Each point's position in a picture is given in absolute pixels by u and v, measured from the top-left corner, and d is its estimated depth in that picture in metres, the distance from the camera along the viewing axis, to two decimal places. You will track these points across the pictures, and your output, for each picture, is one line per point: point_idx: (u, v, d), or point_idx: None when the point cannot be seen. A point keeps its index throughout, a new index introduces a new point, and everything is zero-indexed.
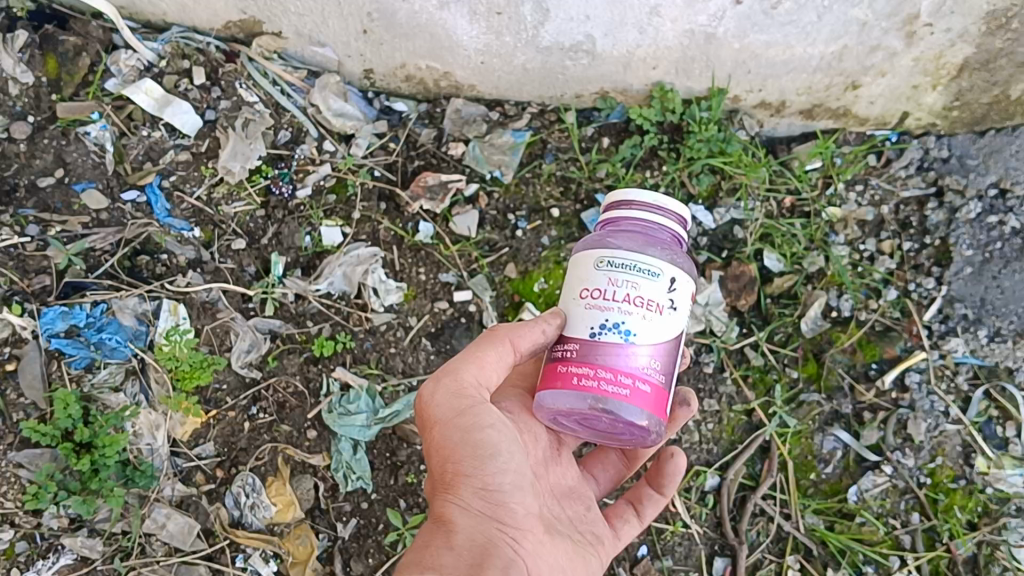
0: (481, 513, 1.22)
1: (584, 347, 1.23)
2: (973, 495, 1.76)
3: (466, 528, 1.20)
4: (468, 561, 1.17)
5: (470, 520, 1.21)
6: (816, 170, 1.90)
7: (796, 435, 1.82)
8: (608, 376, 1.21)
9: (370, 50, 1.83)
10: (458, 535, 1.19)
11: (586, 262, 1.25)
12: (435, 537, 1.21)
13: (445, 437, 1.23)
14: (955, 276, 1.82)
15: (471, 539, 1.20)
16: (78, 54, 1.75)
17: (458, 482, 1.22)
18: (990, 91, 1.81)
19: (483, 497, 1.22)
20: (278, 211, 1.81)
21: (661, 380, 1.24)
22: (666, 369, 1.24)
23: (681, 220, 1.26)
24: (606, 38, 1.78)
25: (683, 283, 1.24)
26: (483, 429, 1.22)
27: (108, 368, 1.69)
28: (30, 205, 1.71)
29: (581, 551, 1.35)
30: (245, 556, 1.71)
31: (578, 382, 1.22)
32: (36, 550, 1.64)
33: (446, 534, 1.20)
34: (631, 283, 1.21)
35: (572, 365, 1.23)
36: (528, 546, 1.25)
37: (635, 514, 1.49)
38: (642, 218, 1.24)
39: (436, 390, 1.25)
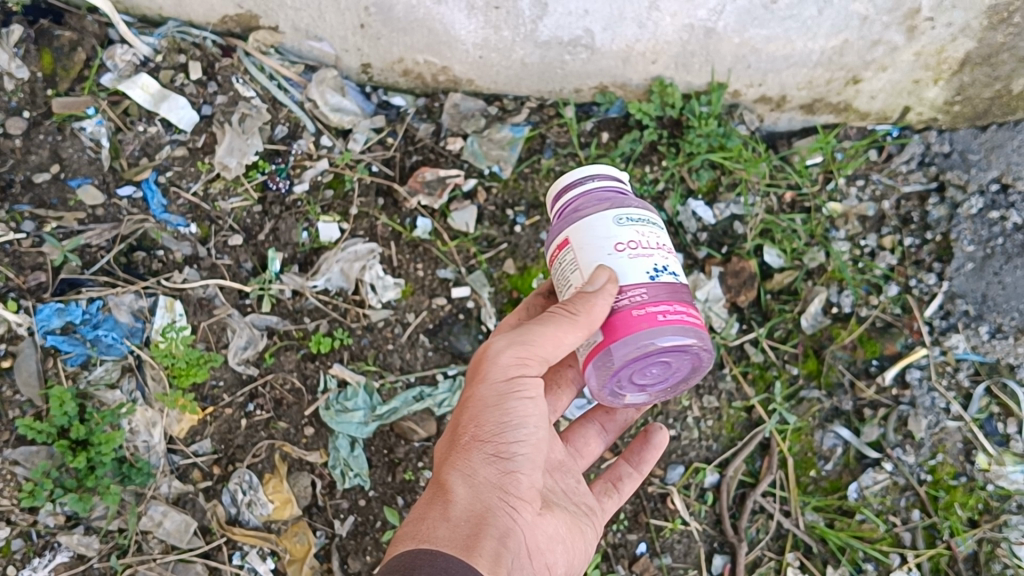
0: (487, 481, 1.21)
1: (652, 289, 1.19)
2: (973, 492, 1.75)
3: (467, 497, 1.19)
4: (465, 532, 1.15)
5: (473, 489, 1.20)
6: (817, 165, 1.90)
7: (796, 432, 1.81)
8: (685, 309, 1.20)
9: (368, 45, 1.82)
10: (455, 506, 1.19)
11: (601, 223, 1.22)
12: (433, 506, 1.19)
13: (484, 398, 1.23)
14: (957, 272, 1.82)
15: (470, 508, 1.18)
16: (73, 49, 1.74)
17: (475, 447, 1.22)
18: (991, 86, 1.79)
19: (495, 464, 1.22)
20: (275, 207, 1.80)
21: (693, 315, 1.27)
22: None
23: None
24: (605, 32, 1.76)
25: None
26: (520, 398, 1.23)
27: (104, 365, 1.68)
28: (26, 201, 1.70)
29: (575, 526, 1.34)
30: (242, 553, 1.69)
31: (665, 319, 1.18)
32: (32, 548, 1.63)
33: (444, 504, 1.19)
34: (655, 230, 1.25)
35: (650, 306, 1.18)
36: (530, 516, 1.24)
37: (614, 491, 1.46)
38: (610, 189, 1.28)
39: (506, 351, 1.23)
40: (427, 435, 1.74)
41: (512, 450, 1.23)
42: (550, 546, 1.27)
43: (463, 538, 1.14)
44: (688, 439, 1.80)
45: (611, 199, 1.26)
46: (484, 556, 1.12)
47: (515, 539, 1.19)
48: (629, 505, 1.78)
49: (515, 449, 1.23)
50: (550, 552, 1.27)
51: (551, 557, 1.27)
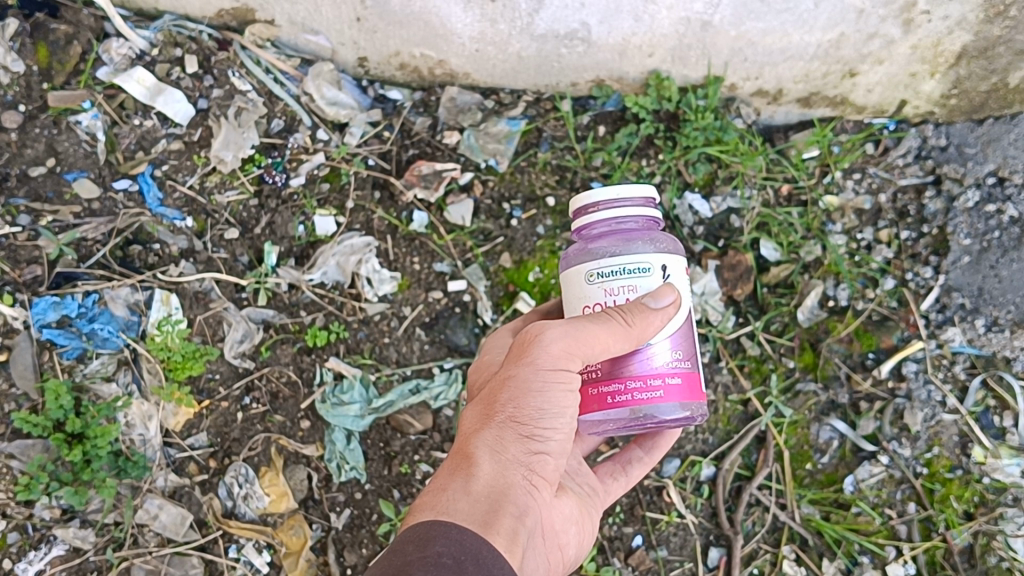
0: (513, 459, 1.20)
1: (608, 365, 1.25)
2: (969, 486, 1.75)
3: (490, 471, 1.18)
4: (482, 508, 1.14)
5: (497, 464, 1.19)
6: (814, 158, 1.90)
7: (792, 425, 1.81)
8: (638, 385, 1.24)
9: (364, 38, 1.82)
10: (477, 480, 1.17)
11: (575, 278, 1.27)
12: (455, 476, 1.17)
13: (527, 379, 1.20)
14: (953, 265, 1.81)
15: (491, 482, 1.17)
16: (69, 43, 1.74)
17: (509, 426, 1.20)
18: (988, 79, 1.78)
19: (523, 446, 1.20)
20: (272, 200, 1.80)
21: (685, 366, 1.28)
22: (689, 355, 1.29)
23: (643, 201, 1.27)
24: (601, 26, 1.76)
25: (673, 263, 1.27)
26: (563, 389, 1.21)
27: (100, 359, 1.69)
28: (22, 194, 1.70)
29: (586, 509, 1.39)
30: (238, 546, 1.70)
31: (613, 400, 1.25)
32: (28, 541, 1.64)
33: (467, 477, 1.17)
34: (638, 277, 1.25)
35: (601, 385, 1.26)
36: (545, 500, 1.24)
37: (620, 475, 1.49)
38: (610, 215, 1.26)
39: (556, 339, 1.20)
40: (423, 428, 1.74)
41: (542, 433, 1.21)
42: (557, 528, 1.29)
43: (482, 514, 1.13)
44: (684, 432, 1.80)
45: (596, 247, 1.27)
46: (500, 530, 1.12)
47: (528, 519, 1.19)
48: (626, 498, 1.78)
49: (549, 433, 1.22)
50: (560, 535, 1.30)
51: (561, 539, 1.31)
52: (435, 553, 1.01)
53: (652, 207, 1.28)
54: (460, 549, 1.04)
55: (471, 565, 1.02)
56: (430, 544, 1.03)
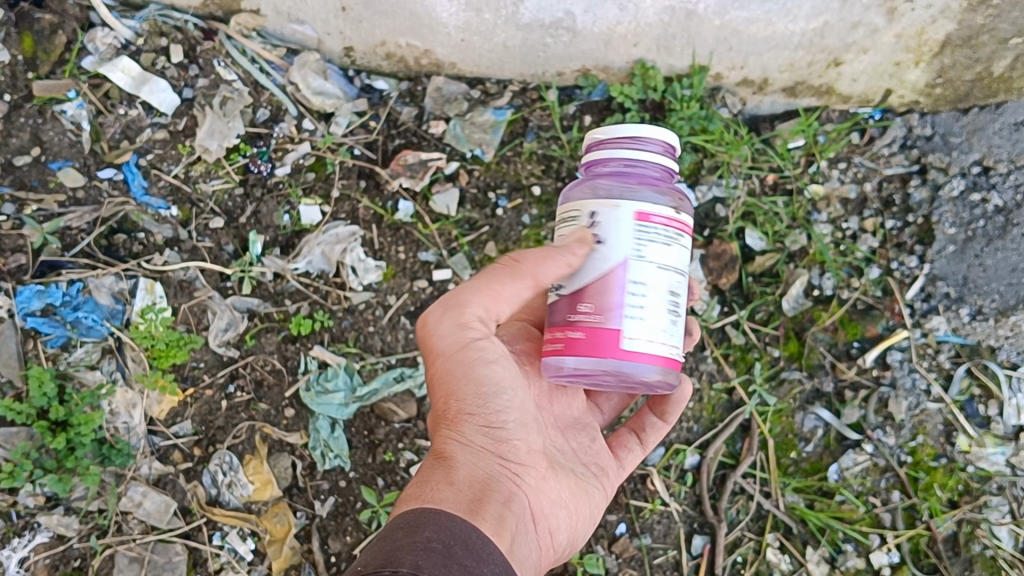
0: (482, 448, 1.23)
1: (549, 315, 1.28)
2: (953, 474, 1.76)
3: (466, 462, 1.21)
4: (468, 496, 1.17)
5: (471, 456, 1.22)
6: (799, 148, 1.90)
7: (776, 414, 1.82)
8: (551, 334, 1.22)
9: (350, 28, 1.82)
10: (458, 471, 1.20)
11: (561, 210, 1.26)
12: (435, 473, 1.21)
13: (449, 371, 1.24)
14: (938, 255, 1.82)
15: (471, 474, 1.20)
16: (54, 32, 1.75)
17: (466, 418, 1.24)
18: (973, 68, 1.78)
19: (484, 434, 1.23)
20: (257, 189, 1.80)
21: (607, 318, 1.16)
22: (605, 309, 1.16)
23: (661, 148, 1.20)
24: (586, 15, 1.77)
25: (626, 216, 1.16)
26: (487, 365, 1.23)
27: (84, 347, 1.70)
28: (7, 183, 1.71)
29: (585, 486, 1.37)
30: (222, 534, 1.70)
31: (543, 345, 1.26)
32: (12, 528, 1.64)
33: (447, 470, 1.20)
34: (586, 220, 1.18)
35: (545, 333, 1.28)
36: (532, 483, 1.26)
37: (637, 442, 1.50)
38: (620, 155, 1.19)
39: (442, 323, 1.24)
40: (408, 416, 1.74)
41: (502, 415, 1.24)
42: (550, 510, 1.29)
43: (468, 501, 1.15)
44: None
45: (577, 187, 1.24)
46: (486, 515, 1.14)
47: (515, 503, 1.21)
48: None
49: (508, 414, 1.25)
50: (552, 517, 1.29)
51: (554, 523, 1.30)
52: (424, 538, 1.01)
53: (667, 158, 1.20)
54: (449, 534, 1.04)
55: (460, 551, 1.02)
56: (419, 530, 1.03)
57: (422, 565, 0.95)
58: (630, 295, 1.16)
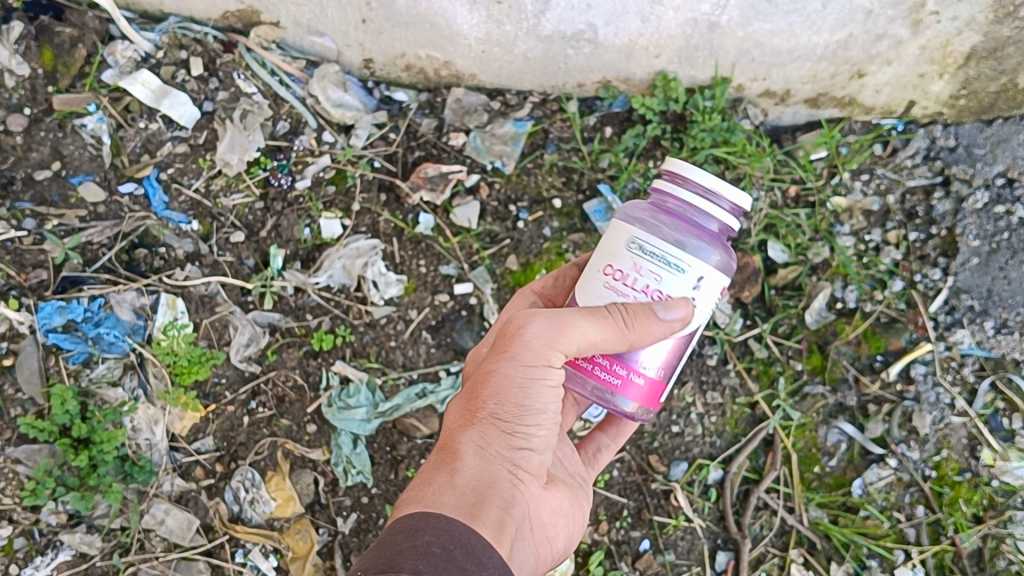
0: (500, 455, 1.18)
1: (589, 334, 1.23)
2: (978, 488, 1.74)
3: (475, 465, 1.16)
4: (469, 501, 1.12)
5: (481, 459, 1.17)
6: (822, 159, 1.88)
7: (800, 428, 1.80)
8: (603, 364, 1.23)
9: (369, 40, 1.81)
10: (460, 475, 1.15)
11: (618, 238, 1.22)
12: (439, 473, 1.16)
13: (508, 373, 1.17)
14: (962, 266, 1.80)
15: (476, 478, 1.15)
16: (74, 46, 1.73)
17: (491, 421, 1.18)
18: (997, 80, 1.76)
19: (508, 442, 1.18)
20: (278, 203, 1.79)
21: (658, 375, 1.25)
22: (666, 365, 1.25)
23: (731, 206, 1.21)
24: (607, 27, 1.75)
25: (713, 279, 1.19)
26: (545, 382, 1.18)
27: (106, 363, 1.70)
28: (27, 198, 1.71)
29: (577, 502, 1.35)
30: (244, 551, 1.70)
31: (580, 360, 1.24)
32: (35, 546, 1.65)
33: (450, 471, 1.16)
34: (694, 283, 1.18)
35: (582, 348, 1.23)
36: (537, 493, 1.22)
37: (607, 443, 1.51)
38: (691, 197, 1.21)
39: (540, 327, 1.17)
40: (430, 432, 1.73)
41: (527, 424, 1.19)
42: (551, 521, 1.26)
43: (467, 505, 1.11)
44: (692, 435, 1.80)
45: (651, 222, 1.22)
46: (486, 521, 1.10)
47: (518, 512, 1.17)
48: (633, 502, 1.79)
49: (534, 428, 1.20)
50: (550, 526, 1.26)
51: (552, 531, 1.27)
52: (423, 542, 0.98)
53: (738, 214, 1.21)
54: (449, 537, 1.01)
55: (460, 554, 0.98)
56: (419, 534, 1.00)
57: (422, 570, 0.92)
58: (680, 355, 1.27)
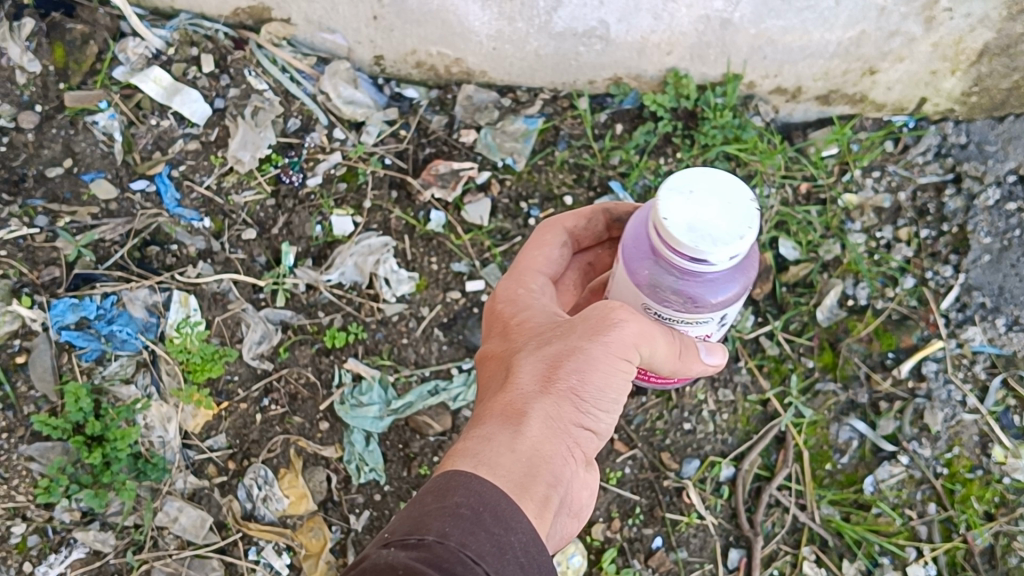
0: (564, 429, 1.06)
1: None
2: (989, 486, 1.74)
3: (541, 435, 1.05)
4: (525, 469, 1.01)
5: (547, 431, 1.05)
6: (833, 156, 1.89)
7: (811, 426, 1.80)
8: None
9: (381, 37, 1.80)
10: (523, 439, 1.03)
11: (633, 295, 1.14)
12: (501, 431, 1.04)
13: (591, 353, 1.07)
14: (973, 264, 1.81)
15: (539, 448, 1.04)
16: (86, 43, 1.75)
17: (568, 397, 1.07)
18: (1010, 77, 1.76)
19: (575, 419, 1.07)
20: (289, 200, 1.79)
21: None
22: None
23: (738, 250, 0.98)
24: (620, 24, 1.74)
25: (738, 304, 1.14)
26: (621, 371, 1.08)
27: (119, 361, 1.70)
28: (39, 195, 1.72)
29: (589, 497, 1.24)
30: (257, 549, 1.68)
31: None
32: (48, 543, 1.64)
33: (514, 433, 1.04)
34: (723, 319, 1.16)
35: None
36: (580, 483, 1.11)
37: None
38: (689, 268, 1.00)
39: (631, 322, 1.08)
40: (443, 429, 1.72)
41: (598, 408, 1.08)
42: (575, 513, 1.14)
43: (522, 475, 0.99)
44: (703, 433, 1.80)
45: (660, 289, 1.08)
46: (538, 495, 0.99)
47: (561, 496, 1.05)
48: (645, 499, 1.79)
49: (599, 413, 1.09)
50: (572, 517, 1.14)
51: (568, 524, 1.15)
52: (453, 502, 0.91)
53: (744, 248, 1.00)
54: (482, 498, 0.93)
55: (491, 519, 0.91)
56: (451, 495, 0.93)
57: (449, 535, 0.87)
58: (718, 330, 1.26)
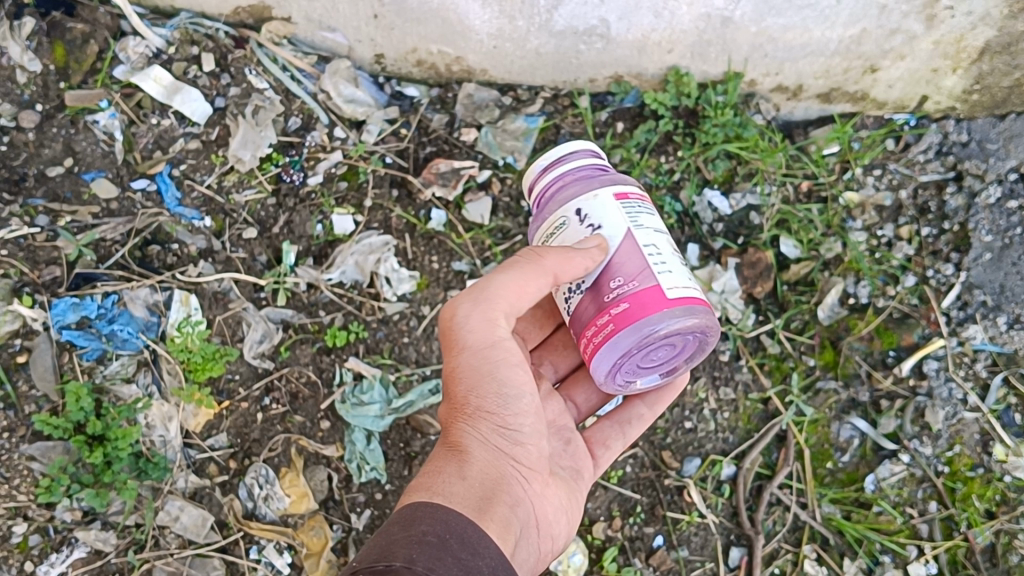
0: (497, 448, 1.20)
1: (574, 319, 1.22)
2: (991, 484, 1.74)
3: (481, 459, 1.18)
4: (478, 494, 1.14)
5: (482, 451, 1.19)
6: (834, 154, 1.88)
7: (813, 424, 1.80)
8: (594, 328, 1.17)
9: (381, 35, 1.80)
10: (470, 466, 1.17)
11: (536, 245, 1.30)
12: (446, 465, 1.18)
13: (474, 362, 1.19)
14: (974, 262, 1.80)
15: (484, 471, 1.17)
16: (86, 42, 1.74)
17: (483, 414, 1.20)
18: (1011, 75, 1.75)
19: (500, 435, 1.20)
20: (290, 199, 1.79)
21: (643, 281, 1.14)
22: (642, 266, 1.15)
23: (580, 155, 1.25)
24: (620, 22, 1.74)
25: (597, 202, 1.19)
26: (508, 365, 1.20)
27: (120, 360, 1.70)
28: (40, 194, 1.72)
29: (574, 495, 1.35)
30: (258, 547, 1.69)
31: (585, 349, 1.19)
32: (50, 543, 1.65)
33: (458, 463, 1.17)
34: (591, 225, 1.19)
35: (577, 337, 1.22)
36: (538, 489, 1.25)
37: (621, 432, 1.45)
38: (554, 175, 1.24)
39: (472, 315, 1.18)
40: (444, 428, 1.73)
41: (512, 413, 1.21)
42: (551, 517, 1.27)
43: (476, 499, 1.12)
44: (705, 431, 1.80)
45: (539, 213, 1.27)
46: (496, 515, 1.12)
47: (521, 506, 1.19)
48: (646, 498, 1.79)
49: (520, 422, 1.22)
50: (553, 524, 1.28)
51: (553, 529, 1.28)
52: (420, 532, 0.98)
53: (596, 162, 1.25)
54: (446, 528, 1.01)
55: (457, 544, 0.98)
56: (415, 525, 1.00)
57: (416, 560, 0.92)
58: (650, 256, 1.16)
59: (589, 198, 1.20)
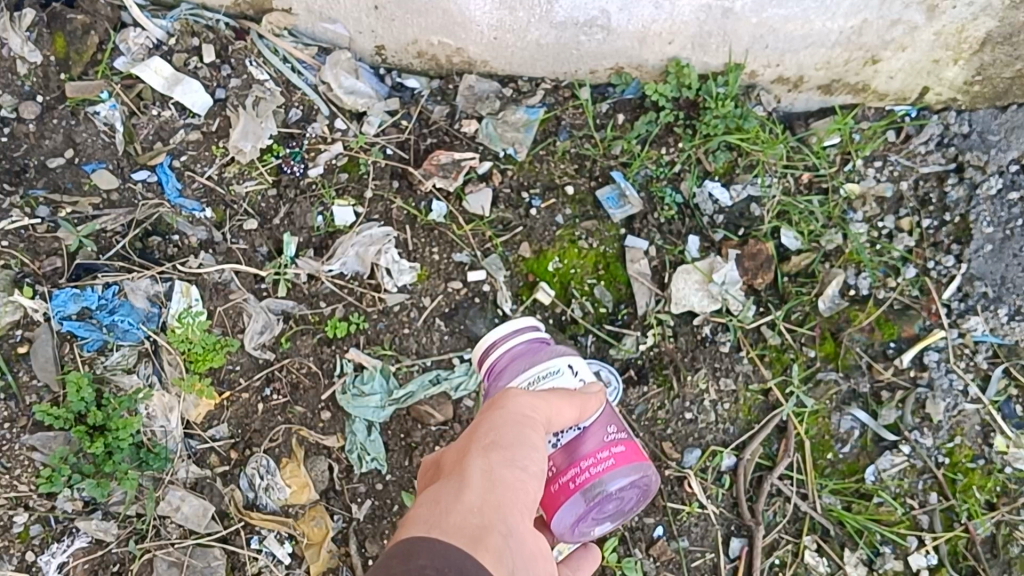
0: (503, 481, 1.10)
1: (559, 457, 1.28)
2: (991, 475, 1.75)
3: (480, 488, 1.08)
4: (473, 524, 1.02)
5: (484, 485, 1.08)
6: (835, 146, 1.87)
7: (813, 415, 1.80)
8: (591, 460, 1.27)
9: (382, 27, 1.80)
10: (468, 495, 1.07)
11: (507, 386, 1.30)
12: (445, 494, 1.08)
13: (497, 424, 1.15)
14: (976, 254, 1.81)
15: (482, 499, 1.06)
16: (87, 33, 1.75)
17: (485, 451, 1.13)
18: (1012, 66, 1.76)
19: (507, 471, 1.11)
20: (290, 190, 1.79)
21: (620, 433, 1.33)
22: (621, 427, 1.34)
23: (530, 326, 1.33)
24: (621, 13, 1.73)
25: (576, 359, 1.31)
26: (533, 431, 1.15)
27: (120, 351, 1.70)
28: (41, 185, 1.72)
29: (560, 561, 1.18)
30: (259, 537, 1.70)
31: (574, 485, 1.26)
32: (51, 533, 1.65)
33: (457, 492, 1.07)
34: (573, 369, 1.29)
35: (565, 477, 1.27)
36: (534, 533, 1.10)
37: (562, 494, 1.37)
38: (522, 344, 1.31)
39: (521, 397, 1.17)
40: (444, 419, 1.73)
41: (519, 460, 1.13)
42: (546, 565, 1.13)
43: (471, 532, 1.00)
44: (705, 422, 1.79)
45: (501, 371, 1.31)
46: (490, 548, 1.00)
47: (517, 546, 1.05)
48: None
49: (526, 462, 1.13)
50: (548, 567, 1.14)
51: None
52: (418, 565, 0.90)
53: (535, 332, 1.33)
54: (446, 562, 0.92)
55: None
56: (413, 559, 0.91)
57: None
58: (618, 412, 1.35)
59: (571, 354, 1.30)
